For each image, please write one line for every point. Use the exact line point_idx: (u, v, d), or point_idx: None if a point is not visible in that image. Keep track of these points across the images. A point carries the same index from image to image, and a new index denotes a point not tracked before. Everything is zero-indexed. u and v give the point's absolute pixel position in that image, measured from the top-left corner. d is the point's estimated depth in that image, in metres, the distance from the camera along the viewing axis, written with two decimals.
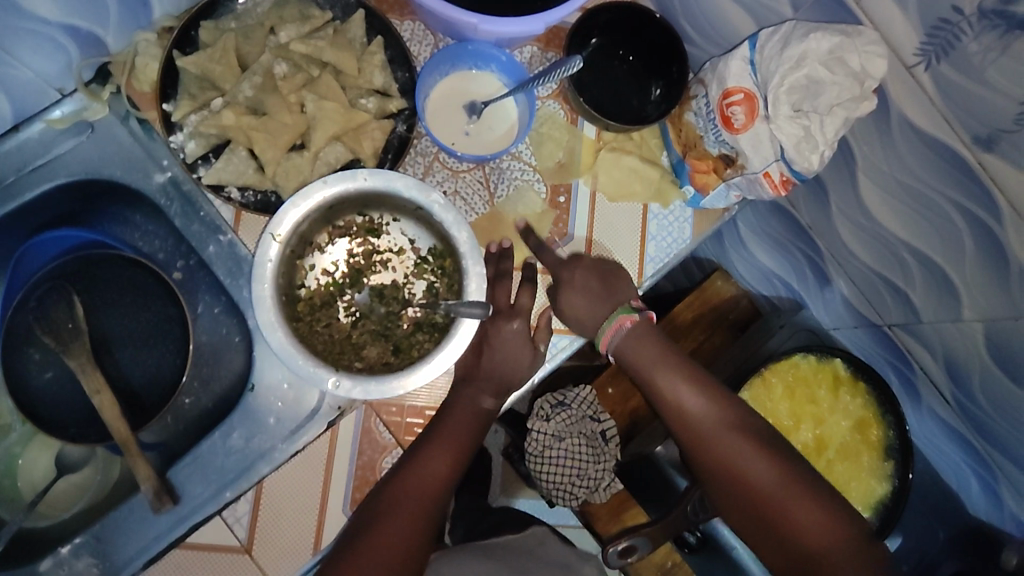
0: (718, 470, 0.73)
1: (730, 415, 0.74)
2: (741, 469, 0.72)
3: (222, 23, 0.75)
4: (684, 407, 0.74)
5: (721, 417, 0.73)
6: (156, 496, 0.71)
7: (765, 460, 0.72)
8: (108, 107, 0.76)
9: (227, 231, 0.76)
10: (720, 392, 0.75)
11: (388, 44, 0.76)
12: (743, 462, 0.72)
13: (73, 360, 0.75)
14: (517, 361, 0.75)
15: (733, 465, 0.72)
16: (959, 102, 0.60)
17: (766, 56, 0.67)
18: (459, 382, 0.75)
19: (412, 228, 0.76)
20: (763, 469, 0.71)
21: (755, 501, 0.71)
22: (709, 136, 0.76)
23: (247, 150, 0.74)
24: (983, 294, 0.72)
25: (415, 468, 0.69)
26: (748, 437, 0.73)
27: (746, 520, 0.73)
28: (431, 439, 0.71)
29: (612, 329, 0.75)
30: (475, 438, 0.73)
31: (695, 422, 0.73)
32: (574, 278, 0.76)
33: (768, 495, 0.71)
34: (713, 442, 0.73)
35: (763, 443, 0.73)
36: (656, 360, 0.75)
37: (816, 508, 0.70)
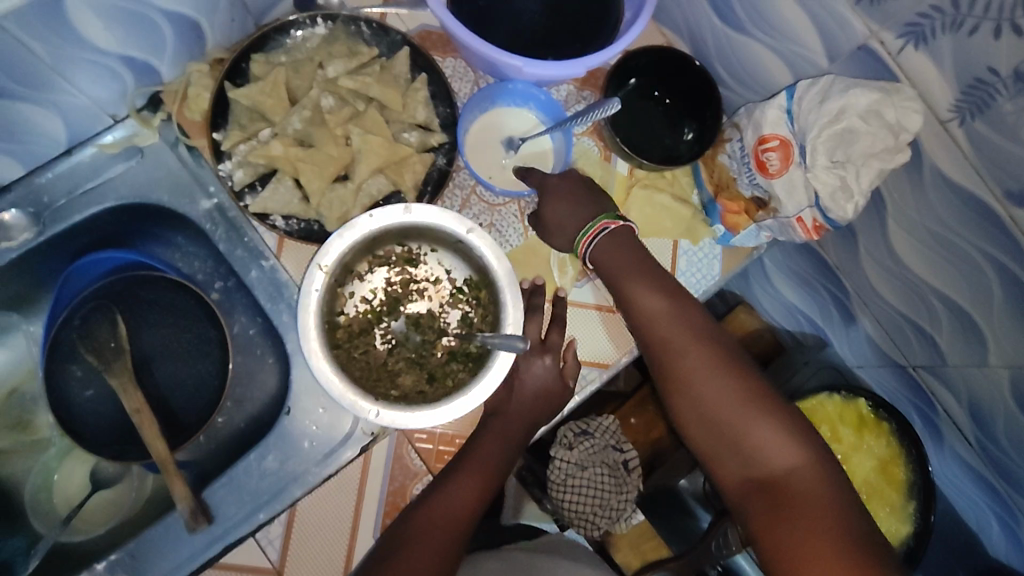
0: (673, 384, 0.70)
1: (692, 328, 0.71)
2: (698, 384, 0.69)
3: (272, 57, 0.77)
4: (648, 313, 0.73)
5: (682, 324, 0.71)
6: (191, 516, 0.72)
7: (728, 384, 0.68)
8: (158, 133, 0.80)
9: (270, 257, 0.78)
10: (687, 307, 0.73)
11: (431, 81, 0.79)
12: (700, 378, 0.69)
13: (115, 378, 0.77)
14: (549, 391, 0.77)
15: (689, 381, 0.69)
16: (992, 157, 0.62)
17: (803, 108, 0.68)
18: (490, 411, 0.77)
19: (449, 259, 0.78)
20: (721, 390, 0.68)
21: (706, 417, 0.68)
22: (742, 178, 0.78)
23: (292, 180, 0.76)
24: (1010, 341, 0.73)
25: (446, 495, 0.70)
26: (713, 360, 0.69)
27: (704, 439, 0.69)
28: (458, 471, 0.72)
29: (596, 231, 0.75)
30: (504, 468, 0.74)
31: (658, 325, 0.72)
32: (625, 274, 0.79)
33: (720, 416, 0.67)
34: (679, 353, 0.70)
35: (723, 364, 0.69)
36: (625, 270, 0.74)
37: (773, 421, 0.66)
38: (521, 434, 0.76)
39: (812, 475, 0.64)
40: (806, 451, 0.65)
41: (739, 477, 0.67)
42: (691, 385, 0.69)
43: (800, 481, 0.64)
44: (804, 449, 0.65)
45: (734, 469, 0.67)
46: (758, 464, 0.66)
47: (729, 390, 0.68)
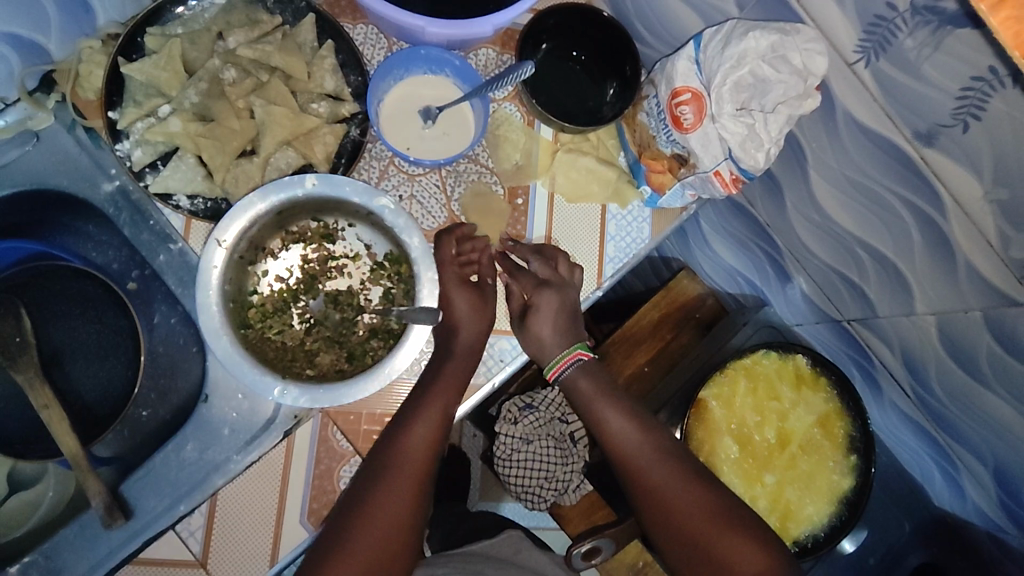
0: (646, 499, 0.74)
1: (654, 441, 0.77)
2: (667, 496, 0.73)
3: (168, 29, 0.74)
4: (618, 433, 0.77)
5: (647, 444, 0.76)
6: (106, 511, 0.70)
7: (694, 497, 0.73)
8: (54, 116, 0.74)
9: (178, 240, 0.75)
10: (654, 432, 0.78)
11: (339, 48, 0.76)
12: (670, 491, 0.73)
13: (20, 374, 0.73)
14: (474, 326, 0.74)
15: (658, 492, 0.74)
16: (899, 97, 0.61)
17: (708, 56, 0.67)
18: (425, 378, 0.73)
19: (368, 234, 0.75)
20: (691, 504, 0.72)
21: (677, 533, 0.72)
22: (660, 135, 0.76)
23: (195, 157, 0.73)
24: (933, 288, 0.74)
25: (384, 484, 0.67)
26: (680, 477, 0.74)
27: (680, 553, 0.72)
28: (412, 415, 0.70)
29: (561, 361, 0.78)
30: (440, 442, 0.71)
31: (626, 446, 0.76)
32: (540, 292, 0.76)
33: (656, 486, 0.74)
34: (643, 468, 0.75)
35: (679, 468, 0.75)
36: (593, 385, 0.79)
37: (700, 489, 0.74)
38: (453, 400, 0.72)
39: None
40: (769, 561, 0.69)
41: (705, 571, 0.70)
42: (661, 501, 0.73)
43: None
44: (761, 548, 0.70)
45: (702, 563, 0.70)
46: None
47: (699, 509, 0.72)
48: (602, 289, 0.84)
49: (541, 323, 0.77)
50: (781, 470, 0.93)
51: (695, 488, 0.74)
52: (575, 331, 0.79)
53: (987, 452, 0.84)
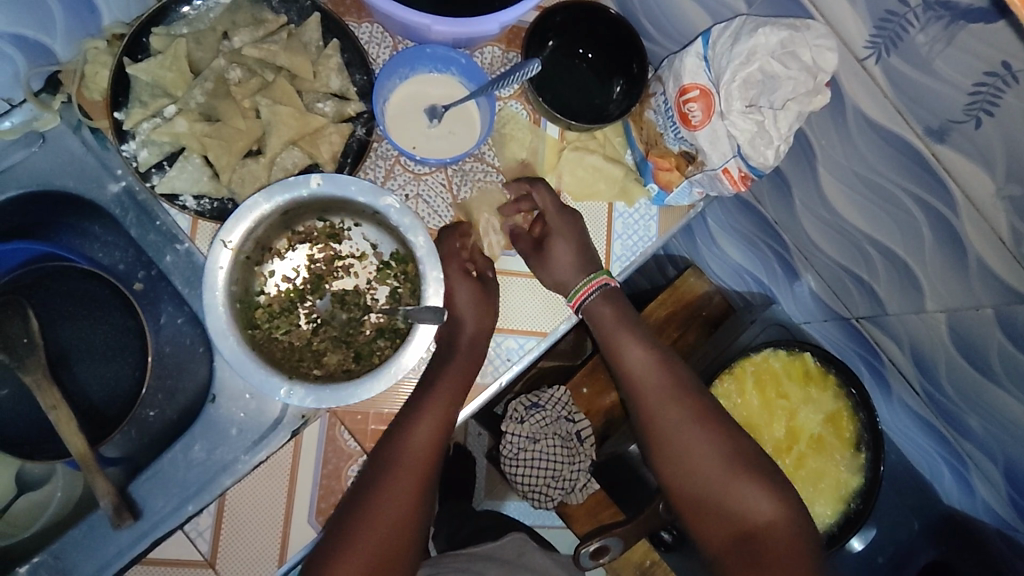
0: (662, 442, 0.76)
1: (672, 389, 0.77)
2: (683, 440, 0.75)
3: (173, 29, 0.74)
4: (638, 372, 0.78)
5: (666, 391, 0.77)
6: (115, 512, 0.69)
7: (711, 449, 0.75)
8: (60, 117, 0.74)
9: (184, 240, 0.75)
10: (675, 375, 0.78)
11: (344, 47, 0.76)
12: (688, 439, 0.75)
13: (28, 375, 0.73)
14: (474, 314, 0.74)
15: (673, 440, 0.75)
16: (909, 93, 0.60)
17: (717, 52, 0.67)
18: (433, 364, 0.73)
19: (374, 233, 0.75)
20: (706, 456, 0.75)
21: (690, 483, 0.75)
22: (668, 133, 0.75)
23: (201, 157, 0.73)
24: (943, 285, 0.73)
25: (394, 471, 0.68)
26: (696, 429, 0.76)
27: (690, 494, 0.75)
28: (419, 406, 0.71)
29: (582, 290, 0.77)
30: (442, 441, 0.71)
31: (644, 390, 0.77)
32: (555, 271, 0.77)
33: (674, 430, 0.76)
34: (660, 415, 0.76)
35: (698, 415, 0.77)
36: (616, 320, 0.79)
37: (715, 438, 0.76)
38: (457, 399, 0.71)
39: (785, 535, 0.71)
40: (776, 506, 0.73)
41: (714, 514, 0.73)
42: (677, 450, 0.75)
43: (777, 536, 0.71)
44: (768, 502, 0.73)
45: (712, 507, 0.74)
46: (736, 522, 0.72)
47: (715, 461, 0.74)
48: None
49: (558, 246, 0.77)
50: (789, 469, 0.92)
51: (712, 435, 0.76)
52: (591, 260, 0.78)
53: (997, 450, 0.83)
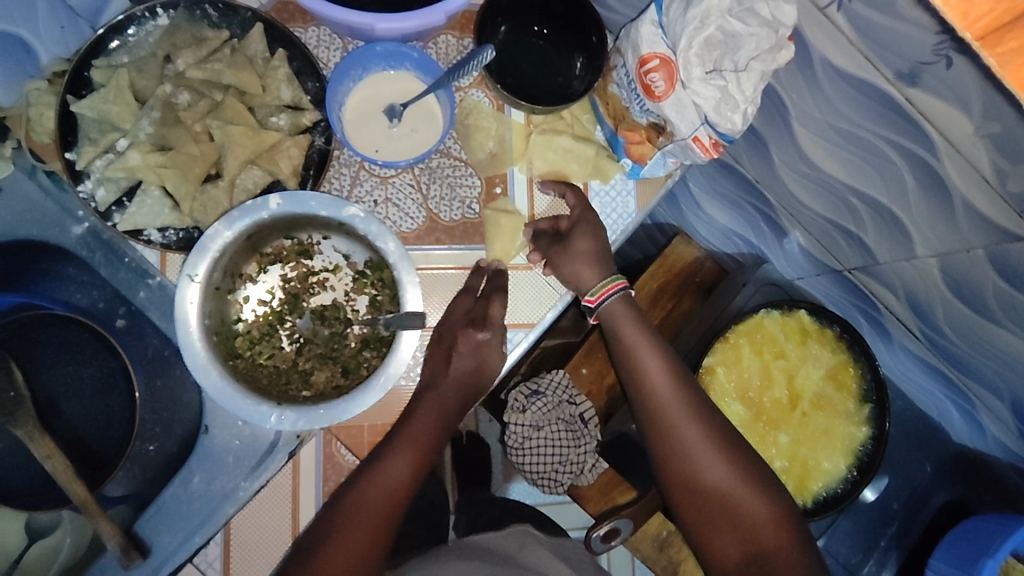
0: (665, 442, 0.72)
1: (689, 397, 0.73)
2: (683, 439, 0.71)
3: (114, 59, 0.71)
4: (653, 383, 0.73)
5: (679, 395, 0.73)
6: (123, 552, 0.70)
7: (729, 467, 0.71)
8: (13, 163, 0.72)
9: (156, 273, 0.72)
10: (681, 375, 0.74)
11: (291, 55, 0.73)
12: (688, 439, 0.71)
13: (19, 429, 0.72)
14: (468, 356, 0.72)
15: (693, 456, 0.71)
16: (875, 37, 0.58)
17: (671, 18, 0.64)
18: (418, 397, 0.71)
19: (344, 244, 0.73)
20: (726, 474, 0.70)
21: (702, 499, 0.70)
22: (634, 106, 0.73)
23: (160, 188, 0.71)
24: (931, 228, 0.72)
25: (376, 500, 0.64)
26: (716, 442, 0.72)
27: (685, 496, 0.71)
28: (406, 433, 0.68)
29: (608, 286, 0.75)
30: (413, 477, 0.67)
31: (662, 400, 0.72)
32: (561, 257, 0.75)
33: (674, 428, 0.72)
34: (675, 420, 0.72)
35: (704, 413, 0.73)
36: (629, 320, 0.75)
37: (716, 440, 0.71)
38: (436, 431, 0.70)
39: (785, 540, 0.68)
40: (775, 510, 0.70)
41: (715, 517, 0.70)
42: (689, 458, 0.71)
43: (778, 541, 0.68)
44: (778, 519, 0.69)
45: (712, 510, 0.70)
46: (738, 525, 0.69)
47: (728, 474, 0.71)
48: None
49: (583, 238, 0.76)
50: (794, 430, 0.91)
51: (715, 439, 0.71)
52: (609, 262, 0.76)
53: (1003, 387, 0.83)
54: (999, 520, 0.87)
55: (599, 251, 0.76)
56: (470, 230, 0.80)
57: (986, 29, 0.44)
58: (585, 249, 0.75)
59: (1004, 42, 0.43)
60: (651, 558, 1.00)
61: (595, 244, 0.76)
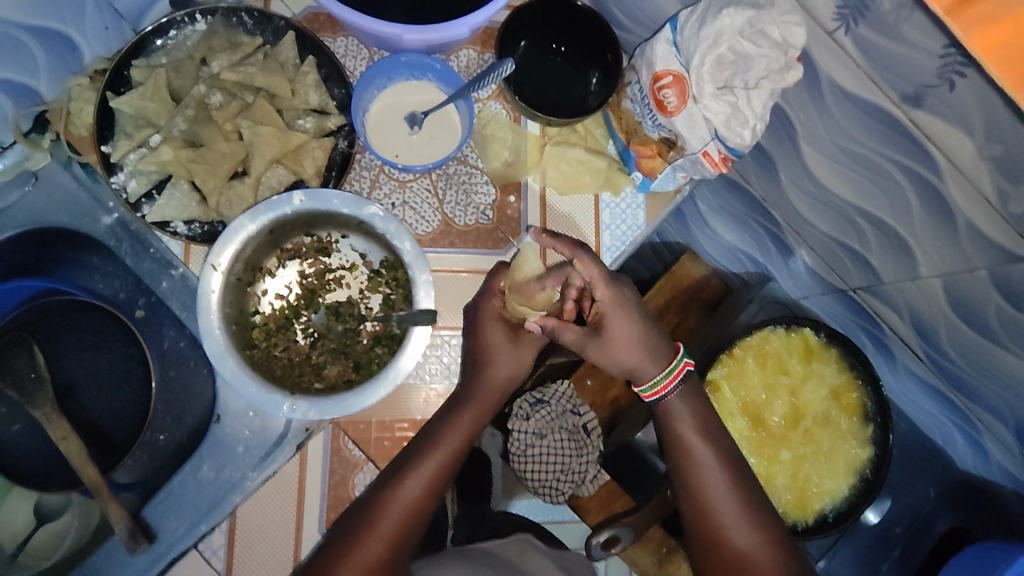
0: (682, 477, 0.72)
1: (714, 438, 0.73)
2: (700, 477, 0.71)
3: (153, 60, 0.75)
4: (679, 420, 0.73)
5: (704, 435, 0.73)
6: (130, 536, 0.71)
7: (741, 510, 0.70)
8: (50, 155, 0.76)
9: (179, 264, 0.75)
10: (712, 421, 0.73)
11: (320, 63, 0.77)
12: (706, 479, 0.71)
13: (37, 410, 0.74)
14: (510, 369, 0.73)
15: (705, 494, 0.70)
16: (881, 60, 0.60)
17: (685, 37, 0.67)
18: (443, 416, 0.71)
19: (362, 243, 0.76)
20: (736, 517, 0.69)
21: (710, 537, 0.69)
22: (647, 121, 0.75)
23: (188, 183, 0.74)
24: (935, 249, 0.73)
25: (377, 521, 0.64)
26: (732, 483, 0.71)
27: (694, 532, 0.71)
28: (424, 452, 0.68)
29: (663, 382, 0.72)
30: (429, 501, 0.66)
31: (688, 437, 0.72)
32: (594, 350, 0.72)
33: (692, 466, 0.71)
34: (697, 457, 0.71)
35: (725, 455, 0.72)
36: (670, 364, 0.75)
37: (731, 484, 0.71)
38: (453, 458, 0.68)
39: None
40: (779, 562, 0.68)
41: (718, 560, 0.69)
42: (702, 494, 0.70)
43: None
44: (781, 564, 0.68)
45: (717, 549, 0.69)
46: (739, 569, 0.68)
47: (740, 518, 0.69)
48: None
49: (620, 332, 0.71)
50: (797, 447, 0.92)
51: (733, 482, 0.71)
52: (663, 353, 0.72)
53: (1007, 412, 0.83)
54: (1001, 547, 0.87)
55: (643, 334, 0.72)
56: (482, 235, 0.82)
57: (953, 1, 0.45)
58: (626, 338, 0.71)
59: (973, 11, 0.44)
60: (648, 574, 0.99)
61: (636, 332, 0.71)
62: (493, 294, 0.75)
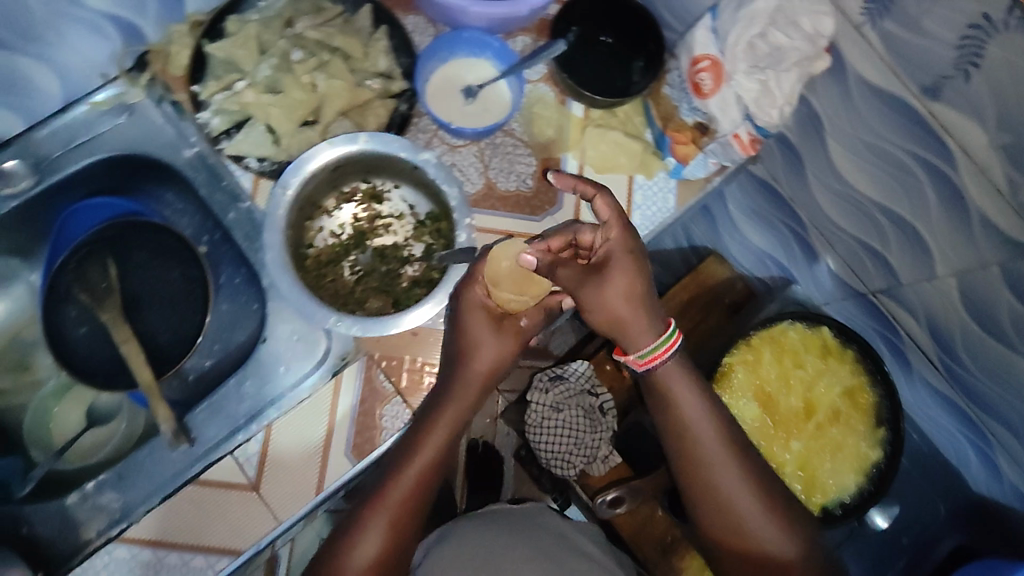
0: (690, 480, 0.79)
1: (721, 441, 0.78)
2: (705, 479, 0.77)
3: (245, 16, 0.84)
4: (683, 427, 0.78)
5: (710, 438, 0.78)
6: (174, 435, 0.77)
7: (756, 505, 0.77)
8: (145, 92, 0.85)
9: (246, 198, 0.84)
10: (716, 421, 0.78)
11: (392, 34, 0.86)
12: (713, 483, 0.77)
13: (105, 313, 0.82)
14: (498, 351, 0.75)
15: (714, 498, 0.77)
16: (904, 54, 0.66)
17: (723, 21, 0.72)
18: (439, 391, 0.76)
19: (412, 195, 0.83)
20: (751, 513, 0.76)
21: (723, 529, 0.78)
22: (683, 106, 0.86)
23: (265, 126, 0.82)
24: (952, 247, 0.77)
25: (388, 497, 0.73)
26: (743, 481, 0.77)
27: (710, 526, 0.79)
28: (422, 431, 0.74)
29: (661, 349, 0.76)
30: (428, 484, 0.74)
31: (692, 441, 0.78)
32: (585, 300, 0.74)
33: (698, 466, 0.78)
34: (703, 464, 0.77)
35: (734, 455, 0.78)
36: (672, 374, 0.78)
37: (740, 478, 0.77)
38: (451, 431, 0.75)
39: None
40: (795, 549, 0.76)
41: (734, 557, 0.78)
42: (713, 495, 0.77)
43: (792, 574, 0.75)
44: (803, 555, 0.76)
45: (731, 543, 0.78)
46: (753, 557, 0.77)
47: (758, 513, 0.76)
48: None
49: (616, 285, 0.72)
50: (808, 442, 0.94)
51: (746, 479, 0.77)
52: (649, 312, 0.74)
53: (1018, 421, 0.85)
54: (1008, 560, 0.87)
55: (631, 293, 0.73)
56: (521, 202, 0.88)
57: None
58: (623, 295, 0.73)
59: None
60: (651, 561, 1.01)
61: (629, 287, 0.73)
62: (472, 283, 0.73)
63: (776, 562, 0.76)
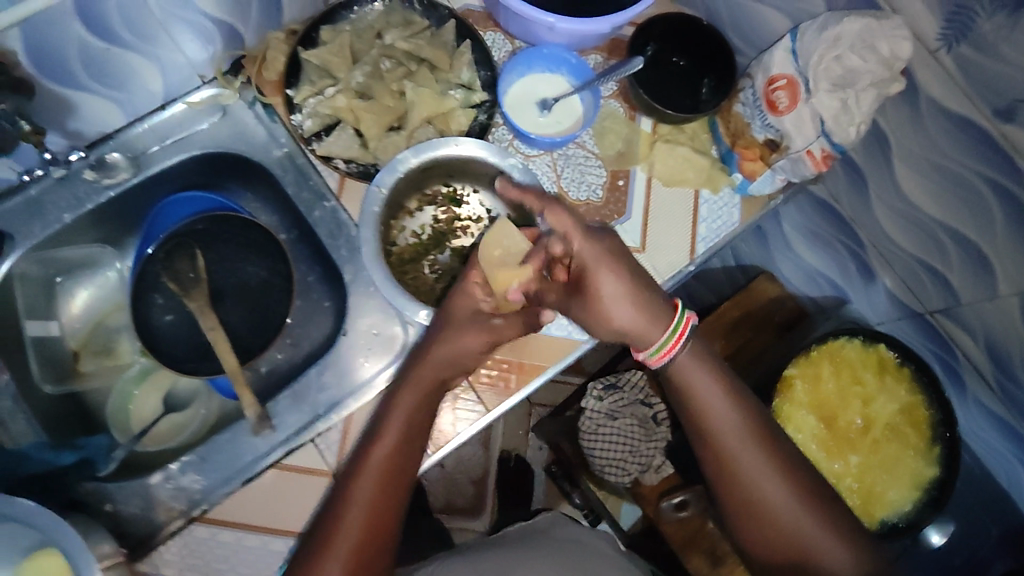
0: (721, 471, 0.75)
1: (746, 426, 0.75)
2: (733, 467, 0.74)
3: (338, 26, 0.88)
4: (707, 412, 0.75)
5: (737, 424, 0.75)
6: (258, 420, 0.79)
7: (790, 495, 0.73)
8: (238, 94, 0.89)
9: (331, 198, 0.88)
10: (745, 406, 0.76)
11: (475, 47, 0.90)
12: (747, 470, 0.73)
13: (193, 302, 0.85)
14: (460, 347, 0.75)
15: (752, 486, 0.73)
16: (979, 77, 0.70)
17: (806, 42, 0.77)
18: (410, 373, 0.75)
19: (490, 200, 0.87)
20: (785, 504, 0.72)
21: (762, 526, 0.73)
22: (756, 121, 0.86)
23: (353, 129, 0.87)
24: (1016, 267, 0.79)
25: (360, 480, 0.69)
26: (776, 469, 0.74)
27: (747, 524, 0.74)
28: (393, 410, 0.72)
29: (671, 342, 0.75)
30: (405, 465, 0.70)
31: (717, 429, 0.75)
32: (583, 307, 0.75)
33: (727, 457, 0.74)
34: (730, 447, 0.74)
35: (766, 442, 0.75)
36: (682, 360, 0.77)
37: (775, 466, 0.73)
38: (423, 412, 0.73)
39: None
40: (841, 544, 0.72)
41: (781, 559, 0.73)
42: (743, 486, 0.73)
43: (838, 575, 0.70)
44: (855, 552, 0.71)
45: (775, 540, 0.73)
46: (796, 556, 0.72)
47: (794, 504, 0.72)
48: (694, 265, 0.92)
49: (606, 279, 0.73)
50: (864, 455, 0.96)
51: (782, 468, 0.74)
52: (653, 305, 0.74)
53: None
54: None
55: (627, 287, 0.73)
56: (592, 211, 0.91)
57: None
58: (613, 287, 0.73)
59: None
60: None
61: (619, 279, 0.73)
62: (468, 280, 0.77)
63: (822, 559, 0.71)
